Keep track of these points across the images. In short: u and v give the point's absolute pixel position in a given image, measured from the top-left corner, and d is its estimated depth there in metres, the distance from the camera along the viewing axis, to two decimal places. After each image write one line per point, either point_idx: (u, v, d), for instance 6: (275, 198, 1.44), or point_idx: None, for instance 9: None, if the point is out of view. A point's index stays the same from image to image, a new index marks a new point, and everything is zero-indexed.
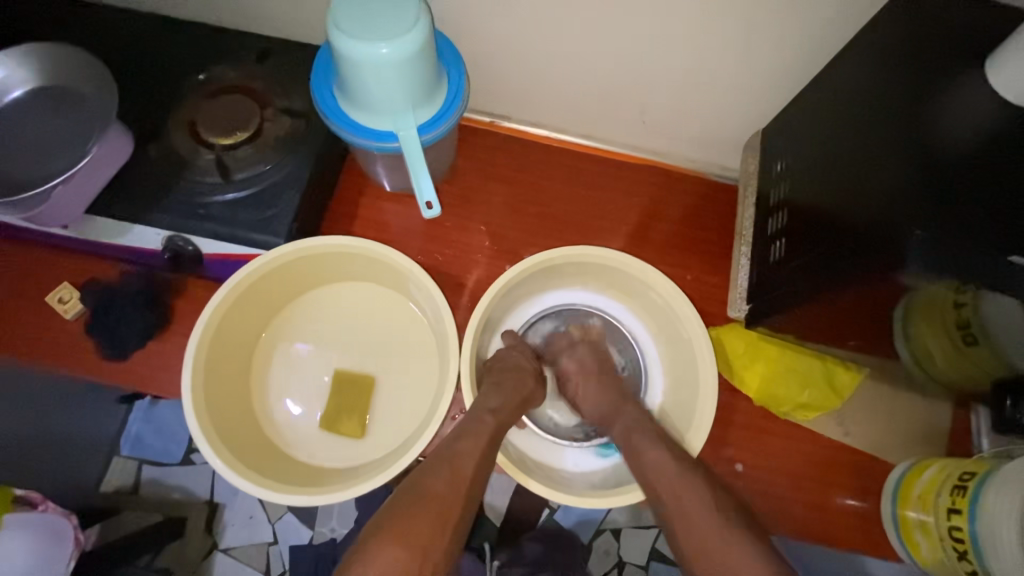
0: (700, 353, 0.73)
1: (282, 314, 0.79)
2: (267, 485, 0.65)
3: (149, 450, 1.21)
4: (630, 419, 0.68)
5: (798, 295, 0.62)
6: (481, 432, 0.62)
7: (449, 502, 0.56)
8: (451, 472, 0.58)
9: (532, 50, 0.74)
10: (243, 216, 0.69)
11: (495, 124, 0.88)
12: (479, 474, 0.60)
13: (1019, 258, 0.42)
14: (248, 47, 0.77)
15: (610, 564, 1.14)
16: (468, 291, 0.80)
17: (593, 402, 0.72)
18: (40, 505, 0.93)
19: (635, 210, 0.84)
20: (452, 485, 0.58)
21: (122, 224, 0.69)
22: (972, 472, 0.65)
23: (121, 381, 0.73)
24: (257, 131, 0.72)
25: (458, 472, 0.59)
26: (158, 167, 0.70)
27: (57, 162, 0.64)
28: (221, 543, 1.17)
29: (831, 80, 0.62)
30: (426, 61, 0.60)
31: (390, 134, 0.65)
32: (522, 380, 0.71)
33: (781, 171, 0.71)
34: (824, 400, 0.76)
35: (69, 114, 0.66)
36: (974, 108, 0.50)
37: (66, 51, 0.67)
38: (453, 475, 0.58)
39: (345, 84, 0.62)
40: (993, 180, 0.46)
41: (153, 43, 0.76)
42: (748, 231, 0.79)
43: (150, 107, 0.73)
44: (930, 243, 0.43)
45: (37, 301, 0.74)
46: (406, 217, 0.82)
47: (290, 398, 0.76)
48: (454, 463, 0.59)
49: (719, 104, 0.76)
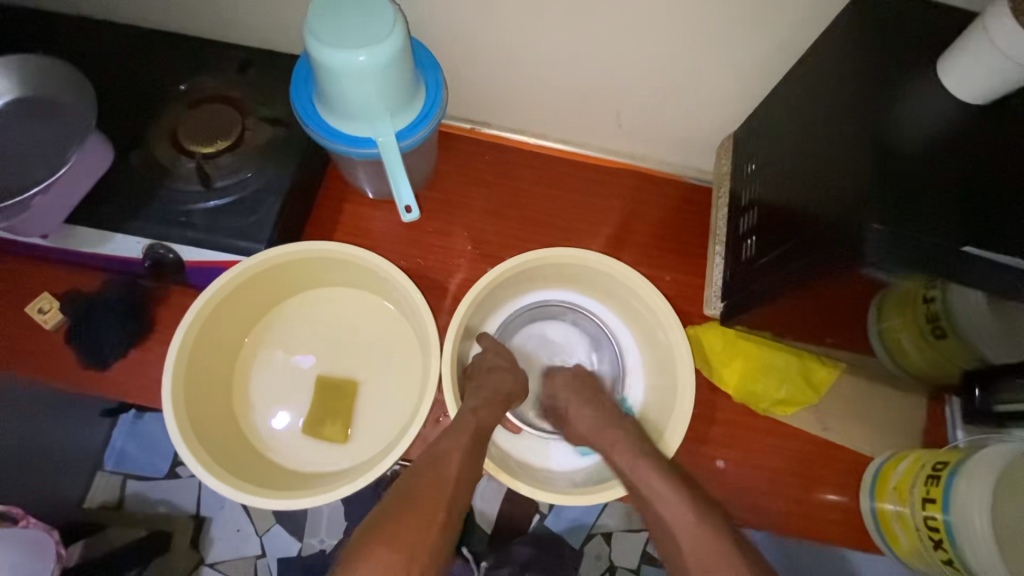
0: (678, 349, 0.74)
1: (264, 320, 0.79)
2: (249, 490, 0.65)
3: (135, 464, 1.19)
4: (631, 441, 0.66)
5: (772, 291, 0.64)
6: (463, 433, 0.63)
7: (436, 505, 0.57)
8: (442, 473, 0.59)
9: (510, 57, 0.76)
10: (225, 223, 0.70)
11: (475, 131, 0.89)
12: (464, 475, 0.61)
13: (972, 248, 0.44)
14: (229, 57, 0.78)
15: (602, 568, 1.14)
16: (451, 294, 0.81)
17: (584, 423, 0.71)
18: (22, 521, 0.93)
19: (613, 213, 0.86)
20: (436, 486, 0.58)
21: (103, 233, 0.70)
22: (946, 462, 0.66)
23: (102, 390, 0.73)
24: (238, 140, 0.73)
25: (443, 474, 0.59)
26: (139, 175, 0.71)
27: (37, 172, 0.65)
28: (208, 556, 1.16)
29: (797, 84, 0.64)
30: (401, 69, 0.62)
31: (370, 141, 0.66)
32: (504, 381, 0.72)
33: (753, 171, 0.73)
34: (802, 396, 0.77)
35: (48, 124, 0.67)
36: (933, 103, 0.52)
37: (47, 62, 0.67)
38: (436, 476, 0.59)
39: (325, 91, 0.63)
40: (950, 172, 0.48)
41: (135, 54, 0.77)
42: (722, 231, 0.81)
43: (131, 117, 0.74)
44: (889, 235, 0.45)
45: (16, 311, 0.74)
46: (389, 223, 0.83)
47: (273, 403, 0.76)
48: (438, 465, 0.60)
49: (693, 108, 0.79)
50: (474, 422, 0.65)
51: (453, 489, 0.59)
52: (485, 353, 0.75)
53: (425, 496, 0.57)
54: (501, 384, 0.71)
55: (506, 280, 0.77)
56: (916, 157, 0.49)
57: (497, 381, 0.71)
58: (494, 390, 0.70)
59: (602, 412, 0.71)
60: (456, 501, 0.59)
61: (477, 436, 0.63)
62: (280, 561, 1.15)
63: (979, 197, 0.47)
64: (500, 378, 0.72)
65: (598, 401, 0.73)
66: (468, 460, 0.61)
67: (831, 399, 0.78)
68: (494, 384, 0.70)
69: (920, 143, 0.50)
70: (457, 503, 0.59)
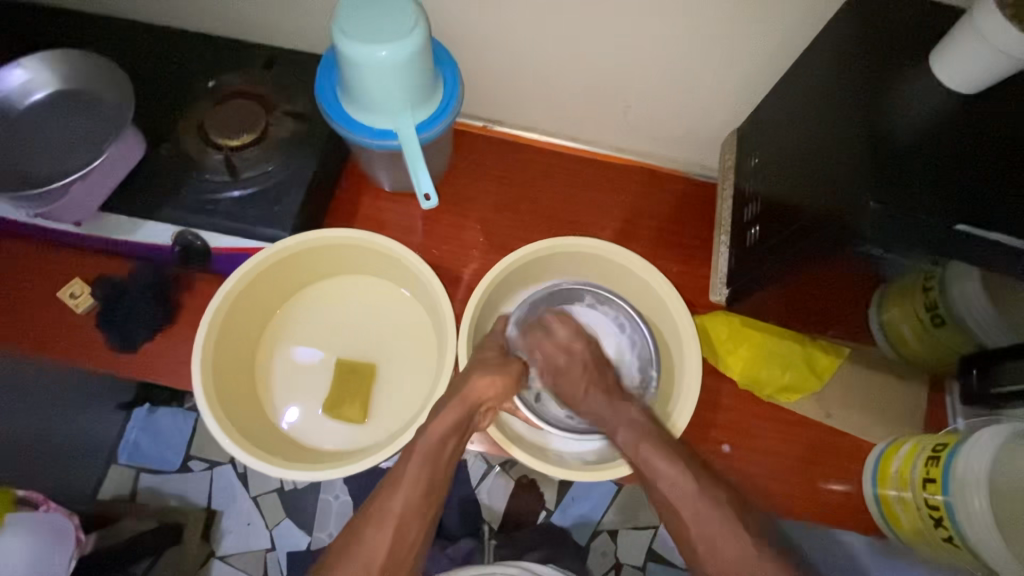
0: (685, 332, 0.78)
1: (286, 307, 0.82)
2: (274, 463, 0.68)
3: (148, 457, 1.22)
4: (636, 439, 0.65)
5: (774, 276, 0.67)
6: (415, 459, 0.64)
7: (385, 533, 0.60)
8: (391, 503, 0.62)
9: (523, 56, 0.79)
10: (250, 212, 0.73)
11: (487, 128, 0.92)
12: (423, 501, 0.63)
13: (964, 226, 0.47)
14: (255, 55, 0.82)
15: (607, 565, 1.15)
16: (464, 284, 0.84)
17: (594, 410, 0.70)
18: (42, 505, 0.94)
19: (620, 206, 0.89)
20: (388, 514, 0.61)
21: (135, 221, 0.73)
22: (945, 443, 0.68)
23: (130, 373, 0.76)
24: (262, 133, 0.76)
25: (395, 503, 0.61)
26: (170, 166, 0.74)
27: (76, 161, 0.68)
28: (219, 550, 1.18)
29: (797, 79, 0.68)
30: (421, 65, 0.65)
31: (391, 132, 0.70)
32: (477, 385, 0.69)
33: (755, 164, 0.76)
34: (804, 381, 0.79)
35: (86, 116, 0.70)
36: (926, 93, 0.55)
37: (85, 59, 0.71)
38: (387, 510, 0.61)
39: (349, 85, 0.67)
40: (943, 156, 0.51)
41: (165, 52, 0.81)
42: (727, 222, 0.83)
43: (162, 111, 0.77)
44: (883, 212, 0.48)
45: (48, 297, 0.77)
46: (405, 215, 0.86)
47: (294, 385, 0.79)
48: (389, 495, 0.62)
49: (697, 106, 0.82)
50: (431, 445, 0.65)
51: (413, 516, 0.61)
52: (481, 352, 0.73)
53: (378, 523, 0.60)
54: (480, 386, 0.69)
55: (518, 269, 0.80)
56: (908, 143, 0.52)
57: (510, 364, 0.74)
58: (461, 393, 0.68)
59: (609, 396, 0.70)
60: (415, 529, 0.62)
61: (423, 459, 0.64)
62: (289, 555, 1.17)
63: (970, 179, 0.50)
64: (479, 377, 0.69)
65: (604, 384, 0.71)
66: (423, 490, 0.63)
67: (834, 385, 0.80)
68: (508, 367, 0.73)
69: (913, 131, 0.53)
70: (420, 526, 0.62)
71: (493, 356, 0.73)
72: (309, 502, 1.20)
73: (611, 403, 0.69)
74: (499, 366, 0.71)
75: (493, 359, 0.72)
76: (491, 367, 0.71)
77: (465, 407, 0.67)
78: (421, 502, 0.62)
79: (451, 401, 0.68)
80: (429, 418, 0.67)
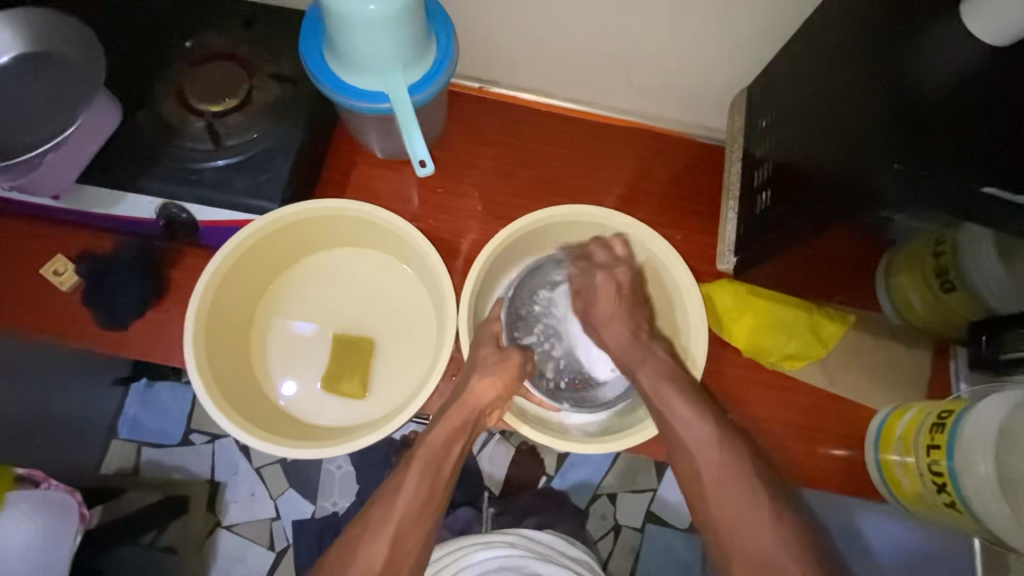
0: (689, 298, 0.76)
1: (279, 280, 0.80)
2: (274, 441, 0.68)
3: (148, 431, 1.21)
4: (653, 368, 0.68)
5: (784, 243, 0.65)
6: (415, 467, 0.63)
7: (383, 540, 0.59)
8: (389, 512, 0.61)
9: (521, 12, 0.75)
10: (237, 182, 0.70)
11: (484, 90, 0.88)
12: (423, 506, 0.62)
13: (991, 188, 0.44)
14: (236, 13, 0.76)
15: (607, 527, 1.17)
16: (463, 255, 0.81)
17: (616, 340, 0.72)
18: (43, 483, 0.92)
19: (625, 171, 0.86)
20: (393, 512, 0.60)
21: (116, 193, 0.70)
22: (949, 410, 0.67)
23: (122, 349, 0.73)
24: (247, 98, 0.72)
25: (396, 508, 0.61)
26: (149, 133, 0.70)
27: (48, 130, 0.64)
28: (224, 520, 1.18)
29: (814, 34, 0.63)
30: (411, 20, 0.60)
31: (382, 95, 0.65)
32: (478, 388, 0.67)
33: (766, 127, 0.73)
34: (809, 349, 0.78)
35: (57, 79, 0.66)
36: (954, 47, 0.51)
37: (54, 17, 0.66)
38: (387, 516, 0.60)
39: (337, 44, 0.62)
40: (971, 117, 0.48)
41: (138, 11, 0.76)
42: (735, 186, 0.81)
43: (138, 74, 0.73)
44: (902, 174, 0.45)
45: (33, 273, 0.74)
46: (400, 183, 0.83)
47: (293, 357, 0.78)
48: (392, 499, 0.62)
49: (706, 64, 0.77)
50: (432, 451, 0.65)
51: (411, 523, 0.61)
52: (478, 351, 0.71)
53: (377, 529, 0.60)
54: (481, 389, 0.67)
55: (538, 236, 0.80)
56: (931, 102, 0.49)
57: (513, 355, 0.72)
58: (462, 401, 0.67)
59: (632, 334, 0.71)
60: (414, 534, 0.61)
61: (424, 468, 0.63)
62: (294, 523, 1.17)
63: (997, 141, 0.46)
64: (480, 379, 0.68)
65: (633, 320, 0.72)
66: (425, 496, 0.62)
67: (839, 353, 0.79)
68: (512, 357, 0.72)
69: (941, 87, 0.50)
70: (419, 532, 0.61)
71: (492, 352, 0.71)
72: (311, 472, 1.20)
73: (638, 338, 0.71)
74: (499, 365, 0.70)
75: (491, 358, 0.70)
76: (491, 366, 0.69)
77: (468, 411, 0.67)
78: (425, 503, 0.62)
79: (454, 405, 0.67)
80: (432, 426, 0.67)
